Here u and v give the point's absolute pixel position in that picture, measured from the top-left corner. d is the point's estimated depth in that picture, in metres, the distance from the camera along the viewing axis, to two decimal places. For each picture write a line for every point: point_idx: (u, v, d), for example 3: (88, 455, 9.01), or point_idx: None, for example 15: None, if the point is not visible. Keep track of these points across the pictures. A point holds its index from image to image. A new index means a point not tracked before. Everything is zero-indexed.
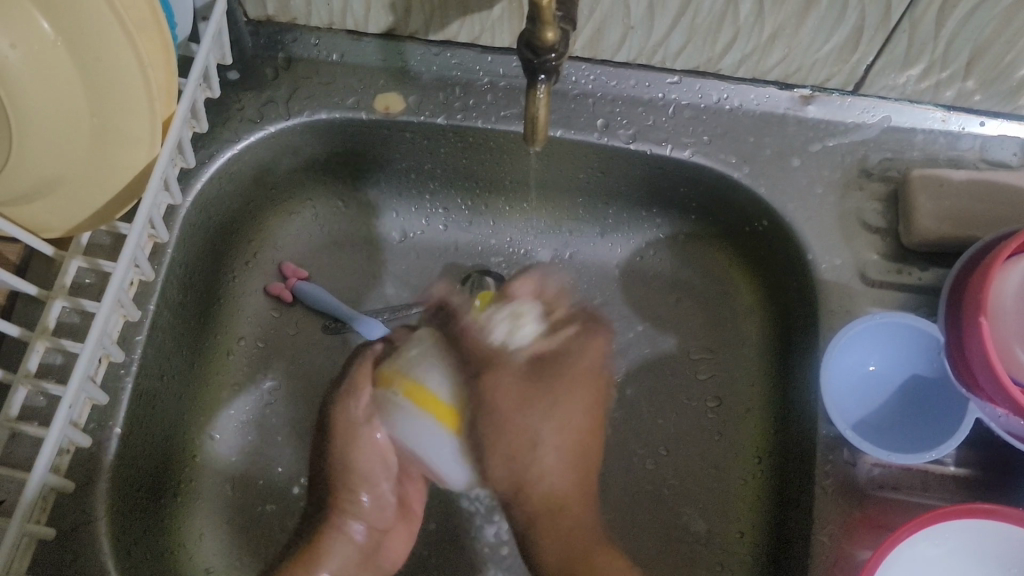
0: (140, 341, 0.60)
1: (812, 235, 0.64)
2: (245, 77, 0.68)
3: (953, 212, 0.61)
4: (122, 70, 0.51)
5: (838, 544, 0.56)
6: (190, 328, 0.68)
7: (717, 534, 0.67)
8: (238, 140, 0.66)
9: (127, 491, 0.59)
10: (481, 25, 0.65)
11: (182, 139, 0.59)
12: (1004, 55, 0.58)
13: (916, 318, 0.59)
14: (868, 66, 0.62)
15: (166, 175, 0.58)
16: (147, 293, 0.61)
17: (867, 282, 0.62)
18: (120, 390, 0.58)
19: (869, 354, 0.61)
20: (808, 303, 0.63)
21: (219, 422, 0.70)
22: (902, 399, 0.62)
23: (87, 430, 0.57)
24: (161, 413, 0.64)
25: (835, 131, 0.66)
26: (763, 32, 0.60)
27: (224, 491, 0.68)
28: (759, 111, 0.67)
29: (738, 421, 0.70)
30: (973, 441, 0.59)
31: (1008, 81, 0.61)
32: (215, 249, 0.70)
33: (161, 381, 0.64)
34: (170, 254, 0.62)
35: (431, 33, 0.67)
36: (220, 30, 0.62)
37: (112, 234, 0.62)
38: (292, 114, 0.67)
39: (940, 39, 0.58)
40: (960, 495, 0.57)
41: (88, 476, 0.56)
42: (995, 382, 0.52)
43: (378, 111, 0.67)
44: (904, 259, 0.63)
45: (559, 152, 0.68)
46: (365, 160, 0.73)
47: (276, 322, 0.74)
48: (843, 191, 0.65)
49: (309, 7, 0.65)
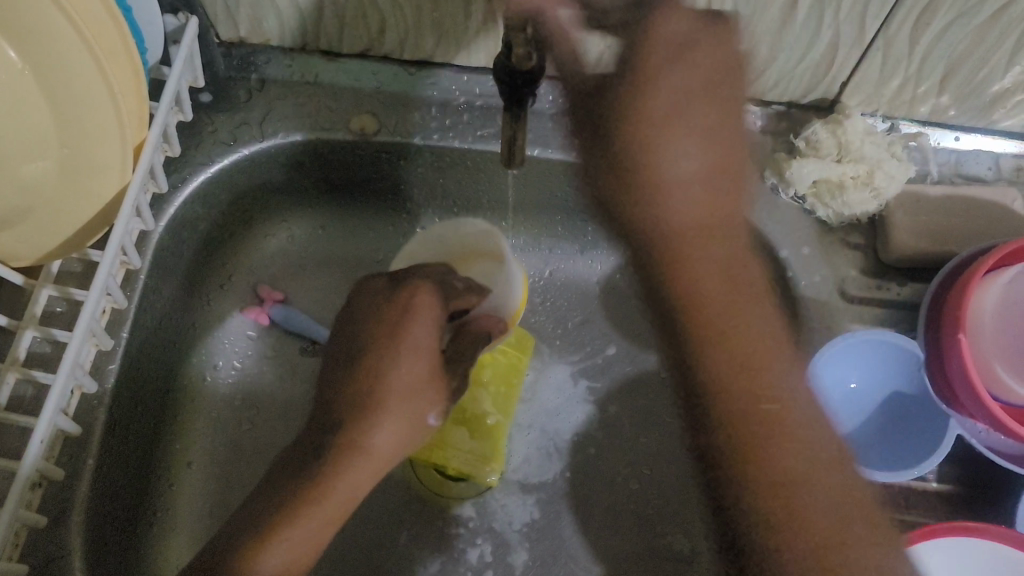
0: (113, 370, 0.59)
1: (792, 252, 0.64)
2: (218, 100, 0.67)
3: (930, 227, 0.62)
4: (94, 98, 0.50)
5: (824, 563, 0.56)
6: (165, 352, 0.67)
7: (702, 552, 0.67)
8: (211, 162, 0.65)
9: (103, 523, 0.58)
10: (456, 45, 0.64)
11: (154, 163, 0.58)
12: (977, 71, 0.59)
13: (894, 334, 0.59)
14: (844, 82, 0.62)
15: (139, 202, 0.57)
16: (120, 321, 0.60)
17: (846, 299, 0.63)
18: (94, 421, 0.57)
19: (849, 371, 0.61)
20: (788, 320, 0.63)
21: (196, 448, 0.69)
22: (883, 416, 0.62)
23: (60, 463, 0.56)
24: (136, 441, 0.63)
25: None
26: (739, 50, 0.60)
27: (202, 518, 0.67)
28: (736, 128, 0.67)
29: None
30: (954, 456, 0.59)
31: (982, 96, 0.61)
32: (189, 274, 0.69)
33: (134, 408, 0.63)
34: (142, 279, 0.61)
35: (406, 53, 0.66)
36: (192, 52, 0.62)
37: (84, 261, 0.61)
38: (266, 136, 0.66)
39: (914, 56, 0.58)
40: (943, 511, 0.58)
41: (60, 509, 0.55)
42: (973, 396, 0.53)
43: (354, 132, 0.67)
44: (884, 275, 0.63)
45: (536, 172, 0.68)
46: (340, 180, 0.72)
47: (254, 346, 0.73)
48: (793, 177, 0.62)
49: (282, 29, 0.64)
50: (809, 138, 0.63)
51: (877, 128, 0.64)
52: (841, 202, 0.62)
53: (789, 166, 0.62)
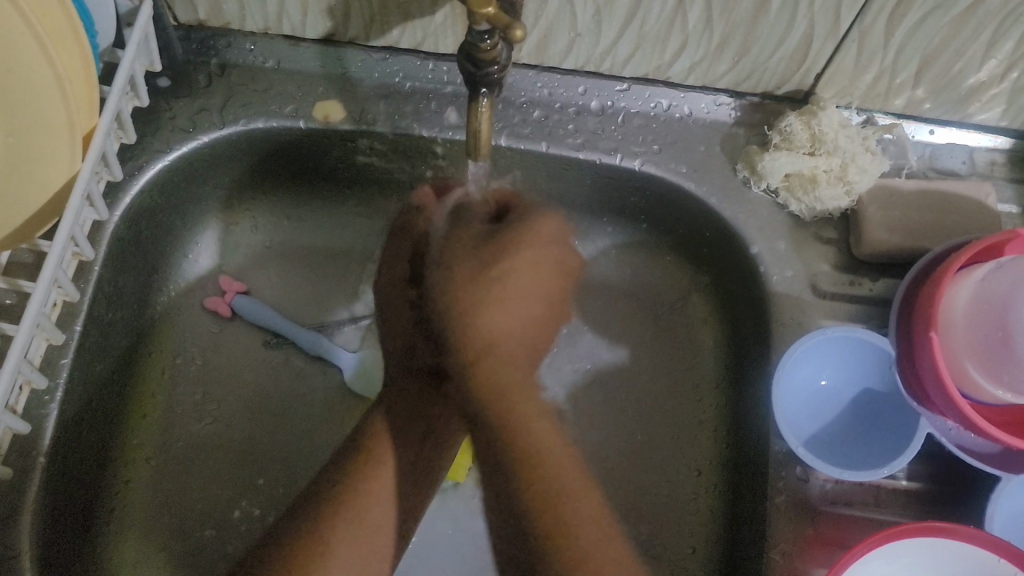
0: (65, 364, 0.57)
1: (765, 246, 0.63)
2: (176, 85, 0.65)
3: (904, 222, 0.61)
4: (35, 85, 0.47)
5: (791, 562, 0.55)
6: (122, 348, 0.65)
7: (671, 549, 0.65)
8: (169, 150, 0.63)
9: (55, 524, 0.56)
10: (423, 31, 0.62)
11: (107, 151, 0.56)
12: (953, 64, 0.58)
13: (865, 330, 0.58)
14: (818, 74, 0.61)
15: (90, 190, 0.55)
16: (72, 315, 0.58)
17: (819, 294, 0.61)
18: (45, 418, 0.55)
19: (821, 367, 0.60)
20: (760, 316, 0.62)
21: (156, 445, 0.67)
22: (854, 414, 0.61)
23: (10, 460, 0.54)
24: (92, 442, 0.61)
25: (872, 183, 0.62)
26: (712, 40, 0.58)
27: (159, 517, 0.65)
28: (709, 120, 0.65)
29: (690, 433, 0.68)
30: (924, 454, 0.58)
31: (958, 89, 0.60)
32: (146, 267, 0.67)
33: (89, 404, 0.61)
34: (96, 272, 0.59)
35: (372, 39, 0.64)
36: (146, 35, 0.59)
37: (34, 252, 0.59)
38: (226, 123, 0.64)
39: (889, 48, 0.57)
40: (913, 509, 0.57)
41: (9, 510, 0.53)
42: (944, 395, 0.52)
43: (316, 119, 0.65)
44: (856, 270, 0.62)
45: (505, 161, 0.67)
46: (305, 168, 0.70)
47: (214, 338, 0.71)
48: (764, 170, 0.62)
49: (243, 12, 0.62)
50: (783, 129, 0.63)
51: (850, 122, 0.63)
52: (813, 198, 0.62)
53: (761, 158, 0.62)
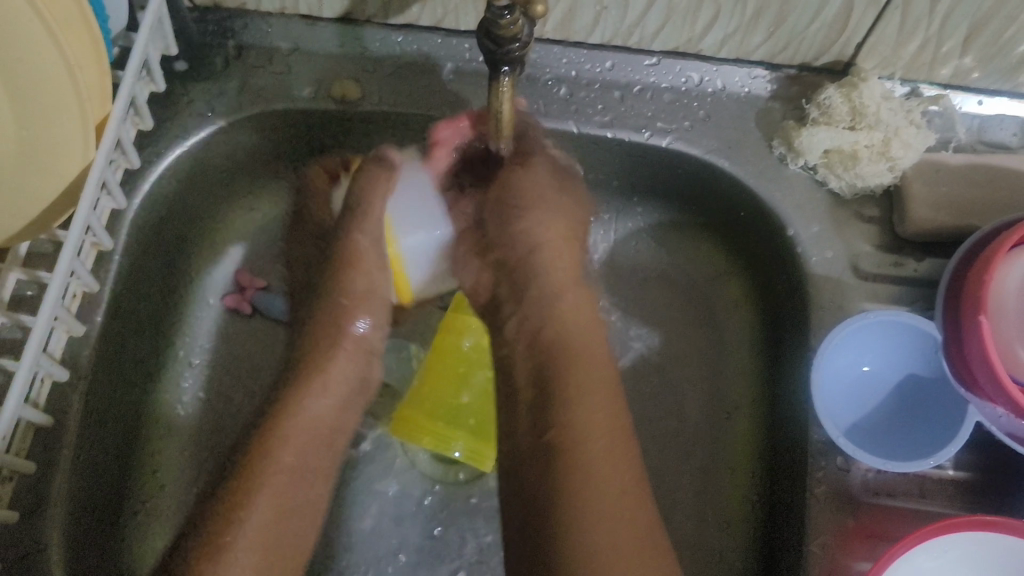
0: (88, 355, 0.56)
1: (801, 225, 0.60)
2: (193, 68, 0.63)
3: (950, 199, 0.58)
4: (46, 77, 0.46)
5: (832, 555, 0.52)
6: (144, 337, 0.64)
7: (705, 536, 0.63)
8: (187, 136, 0.62)
9: (81, 515, 0.56)
10: (443, 8, 0.60)
11: (122, 137, 0.55)
12: (1004, 30, 0.54)
13: (909, 314, 0.55)
14: (859, 43, 0.57)
15: (107, 178, 0.54)
16: (92, 305, 0.57)
17: (860, 276, 0.59)
18: (65, 410, 0.54)
19: (861, 353, 0.58)
20: (798, 298, 0.60)
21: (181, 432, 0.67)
22: (897, 400, 0.58)
23: (33, 453, 0.53)
24: (116, 431, 0.61)
25: (878, 159, 0.58)
26: (747, 9, 0.55)
27: (189, 506, 0.65)
28: (744, 94, 0.62)
29: (727, 418, 0.66)
30: (973, 442, 0.56)
31: (1008, 57, 0.56)
32: (169, 254, 0.66)
33: (110, 393, 0.60)
34: (116, 261, 0.58)
35: (391, 16, 0.62)
36: (161, 18, 0.58)
37: (54, 241, 0.58)
38: (245, 106, 0.63)
39: (935, 14, 0.53)
40: (960, 500, 0.54)
41: (35, 503, 0.52)
42: (993, 381, 0.49)
43: (335, 99, 0.63)
44: (901, 250, 0.59)
45: None
46: (326, 150, 0.69)
47: (236, 327, 0.70)
48: (802, 147, 0.59)
49: None
50: (821, 103, 0.60)
51: (893, 94, 0.60)
52: (854, 174, 0.59)
53: (799, 134, 0.59)
